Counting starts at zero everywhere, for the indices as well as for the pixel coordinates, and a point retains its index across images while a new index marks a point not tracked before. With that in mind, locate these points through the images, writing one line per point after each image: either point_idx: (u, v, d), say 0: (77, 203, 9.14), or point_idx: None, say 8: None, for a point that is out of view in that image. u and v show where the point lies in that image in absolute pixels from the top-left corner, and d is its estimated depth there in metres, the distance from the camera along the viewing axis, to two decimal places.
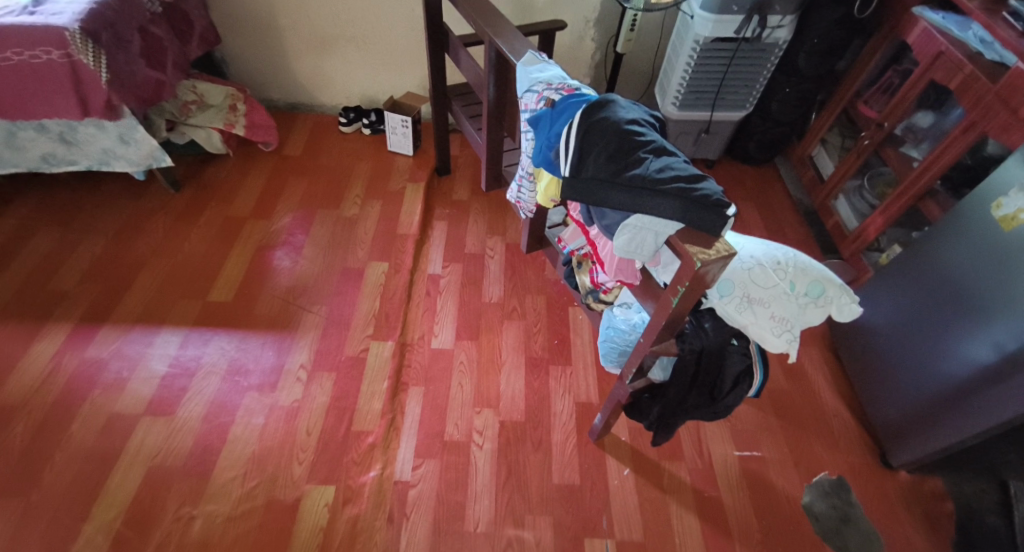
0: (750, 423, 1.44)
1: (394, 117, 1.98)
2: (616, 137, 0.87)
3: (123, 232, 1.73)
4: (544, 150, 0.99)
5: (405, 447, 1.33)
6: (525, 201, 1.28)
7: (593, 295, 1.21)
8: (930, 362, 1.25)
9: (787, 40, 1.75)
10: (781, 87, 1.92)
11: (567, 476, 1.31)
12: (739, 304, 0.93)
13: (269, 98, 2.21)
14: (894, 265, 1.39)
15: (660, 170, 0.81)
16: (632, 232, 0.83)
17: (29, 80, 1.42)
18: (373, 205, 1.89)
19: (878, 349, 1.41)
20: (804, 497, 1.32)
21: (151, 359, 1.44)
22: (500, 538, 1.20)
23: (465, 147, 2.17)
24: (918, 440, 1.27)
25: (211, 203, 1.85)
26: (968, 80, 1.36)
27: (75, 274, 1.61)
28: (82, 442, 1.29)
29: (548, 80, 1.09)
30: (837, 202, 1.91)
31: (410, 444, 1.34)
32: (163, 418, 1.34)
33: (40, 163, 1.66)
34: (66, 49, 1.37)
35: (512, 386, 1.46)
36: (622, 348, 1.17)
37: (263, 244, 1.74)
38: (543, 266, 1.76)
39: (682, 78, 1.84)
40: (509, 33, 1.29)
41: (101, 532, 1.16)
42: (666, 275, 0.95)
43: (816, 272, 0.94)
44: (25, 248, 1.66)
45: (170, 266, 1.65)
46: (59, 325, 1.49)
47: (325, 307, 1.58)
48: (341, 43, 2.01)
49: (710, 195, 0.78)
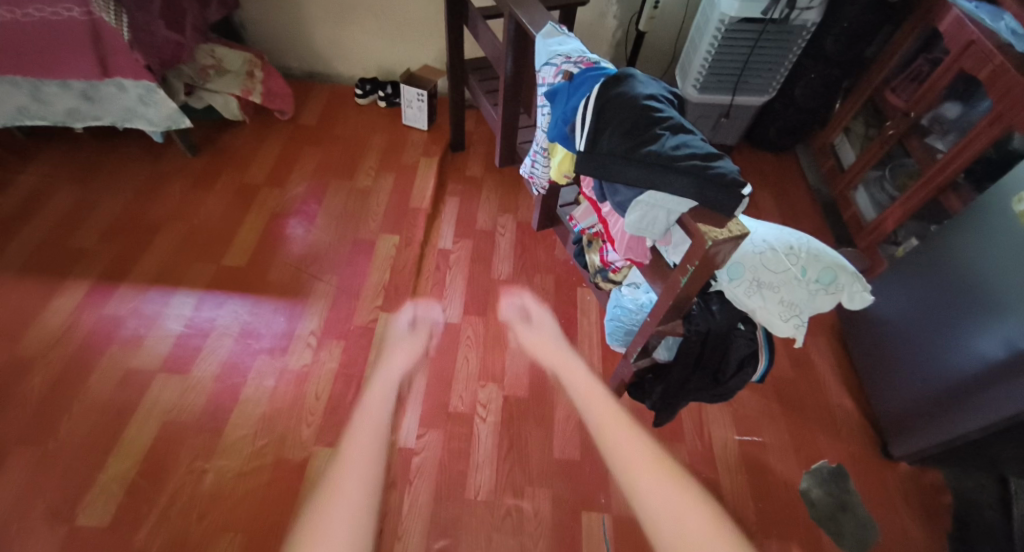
0: (753, 409, 1.44)
1: (409, 90, 1.97)
2: (632, 114, 0.87)
3: (141, 193, 1.75)
4: (560, 124, 0.99)
5: (405, 354, 1.16)
6: (539, 176, 1.27)
7: (602, 274, 1.23)
8: (939, 356, 1.24)
9: (816, 23, 1.71)
10: (806, 72, 1.88)
11: (567, 451, 1.33)
12: (748, 288, 0.93)
13: (286, 66, 2.20)
14: (910, 257, 1.37)
15: (676, 147, 0.81)
16: (643, 210, 0.83)
17: (51, 37, 1.44)
18: (386, 178, 1.90)
19: (887, 342, 1.40)
20: (802, 483, 1.33)
21: (167, 319, 1.47)
22: (499, 507, 1.23)
23: (480, 123, 2.16)
24: (920, 431, 1.27)
25: (227, 168, 1.86)
26: (998, 71, 1.32)
27: (95, 233, 1.64)
28: (100, 395, 1.33)
29: (567, 53, 1.07)
30: (856, 193, 1.88)
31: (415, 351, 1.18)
32: (178, 375, 1.37)
33: (64, 118, 1.67)
34: (86, 6, 1.38)
35: (517, 362, 1.48)
36: (627, 327, 1.18)
37: (277, 211, 1.76)
38: (553, 245, 1.76)
39: (704, 59, 1.80)
40: (530, 4, 1.28)
41: (116, 482, 1.21)
42: (676, 256, 0.93)
43: (830, 258, 0.93)
44: (44, 205, 1.69)
45: (188, 230, 1.68)
46: (79, 281, 1.52)
47: (336, 277, 1.60)
48: (359, 12, 1.99)
49: (725, 174, 0.78)
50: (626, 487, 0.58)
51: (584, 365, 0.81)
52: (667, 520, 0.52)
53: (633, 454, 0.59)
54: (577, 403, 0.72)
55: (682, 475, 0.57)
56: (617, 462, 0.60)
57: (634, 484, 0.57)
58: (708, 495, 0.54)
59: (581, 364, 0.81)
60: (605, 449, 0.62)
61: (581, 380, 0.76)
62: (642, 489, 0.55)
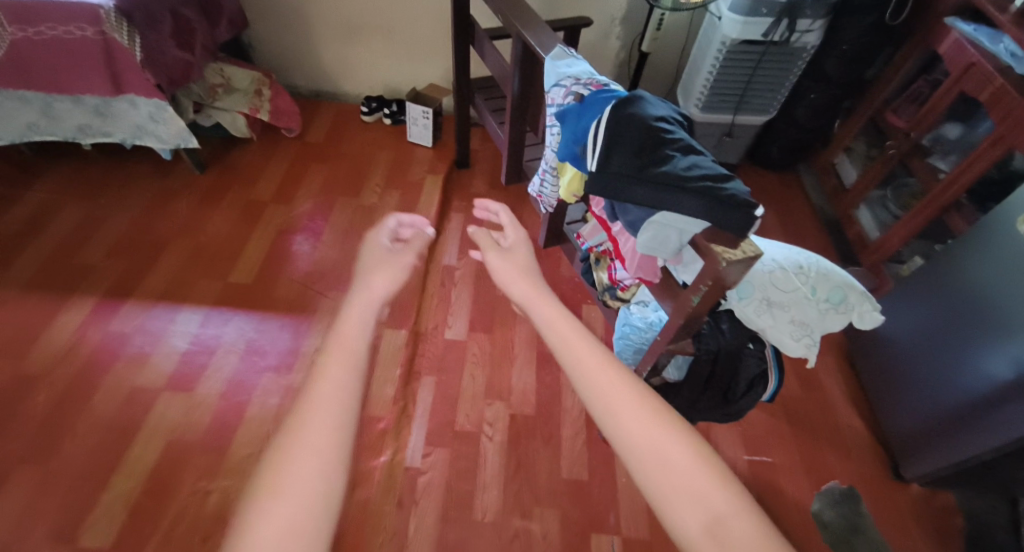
0: (762, 429, 1.43)
1: (415, 108, 1.99)
2: (643, 134, 0.88)
3: (149, 210, 1.76)
4: (570, 144, 1.00)
5: (386, 277, 0.61)
6: (547, 196, 1.28)
7: (610, 292, 1.22)
8: (948, 376, 1.23)
9: (816, 45, 1.74)
10: (807, 92, 1.91)
11: (575, 471, 1.31)
12: (757, 307, 0.92)
13: (293, 84, 2.23)
14: (917, 276, 1.37)
15: (687, 168, 0.82)
16: (655, 230, 0.83)
17: (64, 56, 1.47)
18: (392, 194, 1.91)
19: (895, 361, 1.40)
20: (813, 504, 1.31)
21: (173, 335, 1.47)
22: (507, 529, 1.21)
23: (485, 141, 2.18)
24: (930, 452, 1.26)
25: (234, 185, 1.87)
26: (998, 92, 1.34)
27: (102, 249, 1.64)
28: (104, 413, 1.32)
29: (577, 75, 1.08)
30: (859, 211, 1.89)
31: (398, 279, 0.62)
32: (183, 393, 1.36)
33: (75, 133, 1.68)
34: (98, 26, 1.41)
35: (523, 379, 1.47)
36: (637, 345, 1.16)
37: (283, 228, 1.76)
38: (558, 262, 1.76)
39: (707, 80, 1.83)
40: (537, 25, 1.30)
41: (119, 502, 1.19)
42: (687, 275, 0.91)
43: (839, 278, 0.94)
44: (52, 222, 1.70)
45: (194, 247, 1.68)
46: (85, 298, 1.52)
47: (341, 293, 1.60)
48: (367, 32, 2.03)
49: (737, 195, 0.79)
50: (614, 444, 0.49)
51: (559, 296, 0.64)
52: (667, 485, 0.45)
53: (622, 403, 0.50)
54: (547, 337, 0.59)
55: (674, 420, 0.49)
56: (604, 414, 0.50)
57: (623, 433, 0.49)
58: (706, 448, 0.48)
59: (555, 297, 0.64)
60: (583, 391, 0.53)
61: (547, 305, 0.63)
62: (635, 449, 0.48)
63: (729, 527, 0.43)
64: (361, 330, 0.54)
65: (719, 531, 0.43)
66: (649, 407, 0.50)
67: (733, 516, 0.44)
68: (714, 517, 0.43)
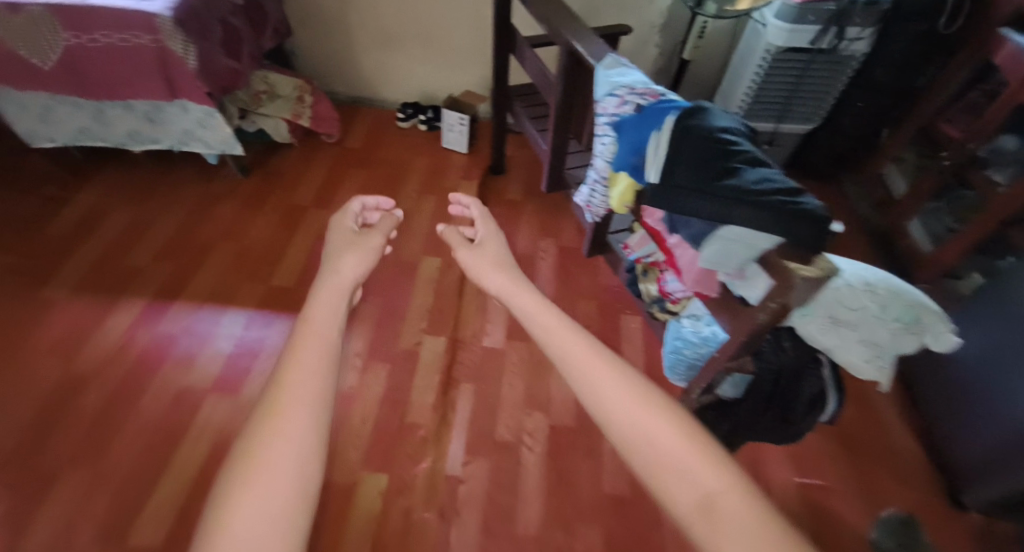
0: (811, 449, 1.39)
1: (451, 115, 2.00)
2: (707, 147, 0.85)
3: (193, 213, 1.80)
4: (629, 153, 0.98)
5: (356, 262, 0.70)
6: (596, 205, 1.26)
7: (659, 304, 1.24)
8: (1013, 402, 1.14)
9: (864, 53, 1.70)
10: (853, 100, 1.86)
11: (617, 485, 1.29)
12: (821, 325, 0.87)
13: (332, 90, 2.26)
14: (984, 294, 1.30)
15: (757, 182, 0.80)
16: (721, 244, 0.82)
17: (119, 62, 1.50)
18: (428, 200, 1.91)
19: (959, 384, 1.31)
20: (871, 533, 1.23)
21: (218, 337, 1.49)
22: (549, 542, 1.19)
23: (521, 147, 2.18)
24: (993, 480, 1.20)
25: (276, 190, 1.90)
26: None
27: (149, 252, 1.68)
28: (153, 414, 1.34)
29: (631, 84, 1.04)
30: (909, 224, 1.81)
31: (367, 262, 0.72)
32: (229, 396, 1.38)
33: (125, 139, 1.75)
34: (154, 34, 1.43)
35: (563, 390, 1.45)
36: (690, 361, 1.13)
37: (323, 232, 1.78)
38: (597, 271, 1.74)
39: (748, 88, 1.79)
40: (584, 34, 1.29)
41: (168, 503, 1.20)
42: (752, 293, 0.86)
43: (912, 297, 0.88)
44: (102, 226, 1.74)
45: (237, 252, 1.70)
46: (134, 299, 1.56)
47: (380, 299, 1.60)
48: (406, 40, 2.05)
49: (810, 210, 0.77)
50: (608, 432, 0.51)
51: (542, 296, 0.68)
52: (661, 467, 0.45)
53: (610, 392, 0.52)
54: (538, 337, 0.61)
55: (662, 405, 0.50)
56: (590, 402, 0.53)
57: (616, 420, 0.50)
58: (696, 431, 0.48)
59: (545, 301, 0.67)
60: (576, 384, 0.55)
61: (538, 308, 0.66)
62: (627, 436, 0.49)
63: (721, 500, 0.42)
64: (335, 320, 0.58)
65: (710, 508, 0.42)
66: (629, 391, 0.51)
67: (724, 493, 0.43)
68: (705, 495, 0.43)
